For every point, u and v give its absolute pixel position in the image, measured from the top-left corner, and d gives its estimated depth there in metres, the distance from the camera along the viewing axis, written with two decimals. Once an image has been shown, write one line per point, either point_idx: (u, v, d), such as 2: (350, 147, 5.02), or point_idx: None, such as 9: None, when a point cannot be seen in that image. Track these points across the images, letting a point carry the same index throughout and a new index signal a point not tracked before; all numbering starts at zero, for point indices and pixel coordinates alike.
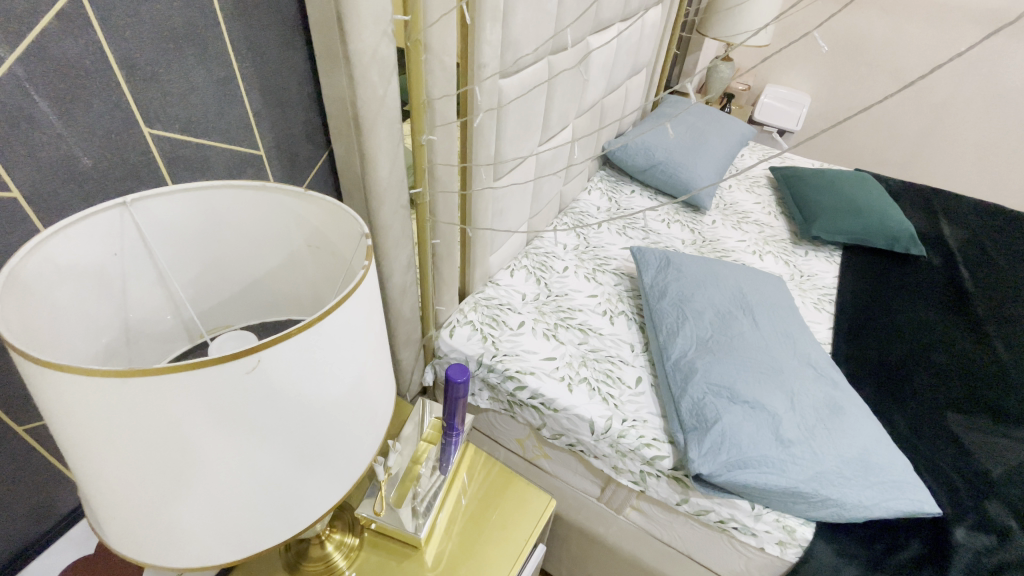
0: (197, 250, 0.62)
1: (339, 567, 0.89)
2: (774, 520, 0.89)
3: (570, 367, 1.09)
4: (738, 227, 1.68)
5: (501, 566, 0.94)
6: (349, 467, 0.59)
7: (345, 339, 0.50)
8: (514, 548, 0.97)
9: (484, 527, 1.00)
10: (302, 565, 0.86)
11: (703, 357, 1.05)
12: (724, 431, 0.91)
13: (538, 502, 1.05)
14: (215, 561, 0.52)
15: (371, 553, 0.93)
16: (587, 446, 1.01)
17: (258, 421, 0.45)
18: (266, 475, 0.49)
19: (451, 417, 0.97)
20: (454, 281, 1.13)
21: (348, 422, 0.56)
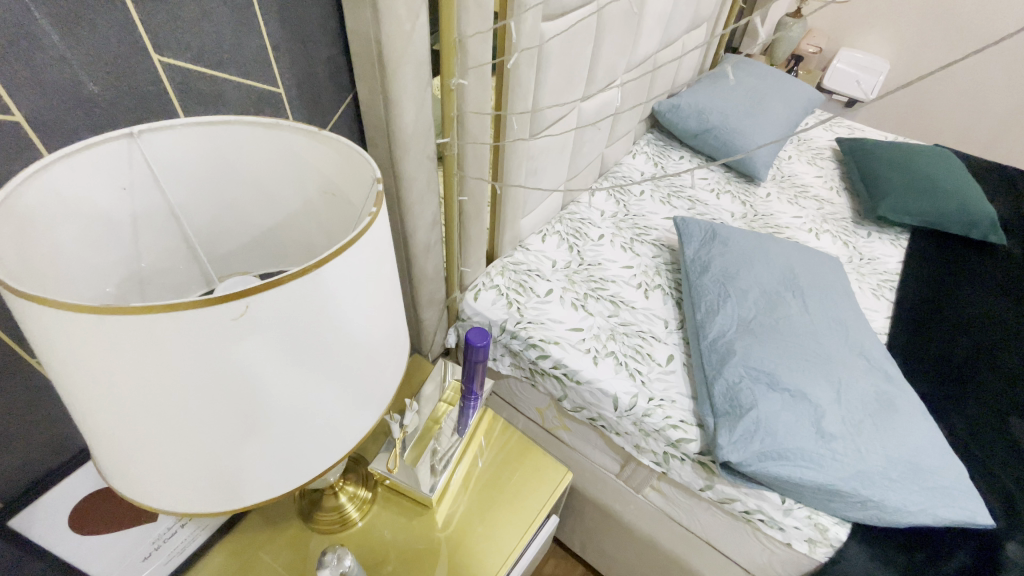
0: (210, 192, 0.60)
1: (351, 518, 0.90)
2: (806, 516, 0.84)
3: (597, 340, 1.03)
4: (794, 202, 1.55)
5: (513, 533, 0.93)
6: (354, 426, 0.57)
7: (348, 292, 0.46)
8: (527, 517, 0.95)
9: (498, 493, 0.99)
10: (316, 514, 0.88)
11: (743, 339, 0.97)
12: (760, 419, 0.85)
13: (555, 473, 1.02)
14: (216, 508, 0.52)
15: (384, 507, 0.93)
16: (609, 423, 0.97)
17: (255, 370, 0.43)
18: (268, 428, 0.48)
19: (471, 382, 0.95)
20: (481, 242, 1.08)
21: (351, 380, 0.53)
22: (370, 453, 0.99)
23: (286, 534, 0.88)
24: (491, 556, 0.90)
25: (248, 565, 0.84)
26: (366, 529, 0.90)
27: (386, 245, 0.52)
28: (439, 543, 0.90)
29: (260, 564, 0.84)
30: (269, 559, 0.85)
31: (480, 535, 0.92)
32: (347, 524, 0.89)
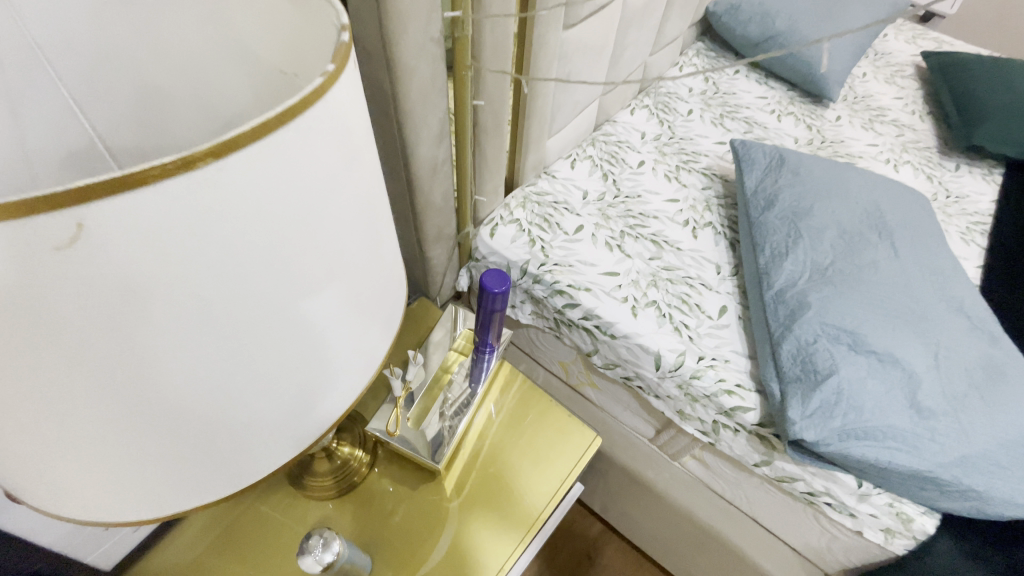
0: (117, 70, 0.42)
1: (347, 484, 0.78)
2: (886, 504, 0.70)
3: (636, 287, 0.86)
4: (869, 127, 1.30)
5: (533, 504, 0.81)
6: (331, 399, 0.43)
7: (292, 211, 0.30)
8: (549, 486, 0.83)
9: (516, 456, 0.86)
10: (306, 479, 0.76)
11: (818, 289, 0.80)
12: (841, 389, 0.69)
13: (580, 436, 0.89)
14: (137, 515, 0.38)
15: (384, 473, 0.81)
16: (649, 385, 0.82)
17: (142, 324, 0.27)
18: (190, 413, 0.32)
19: (487, 332, 0.80)
20: (500, 165, 0.89)
21: (316, 341, 0.37)
22: (369, 410, 0.86)
23: (275, 499, 0.77)
24: (508, 528, 0.78)
25: (233, 533, 0.74)
26: (366, 495, 0.79)
27: (359, 147, 0.35)
28: (449, 512, 0.79)
29: (248, 531, 0.74)
30: (258, 525, 0.75)
31: (496, 504, 0.81)
32: (343, 491, 0.78)
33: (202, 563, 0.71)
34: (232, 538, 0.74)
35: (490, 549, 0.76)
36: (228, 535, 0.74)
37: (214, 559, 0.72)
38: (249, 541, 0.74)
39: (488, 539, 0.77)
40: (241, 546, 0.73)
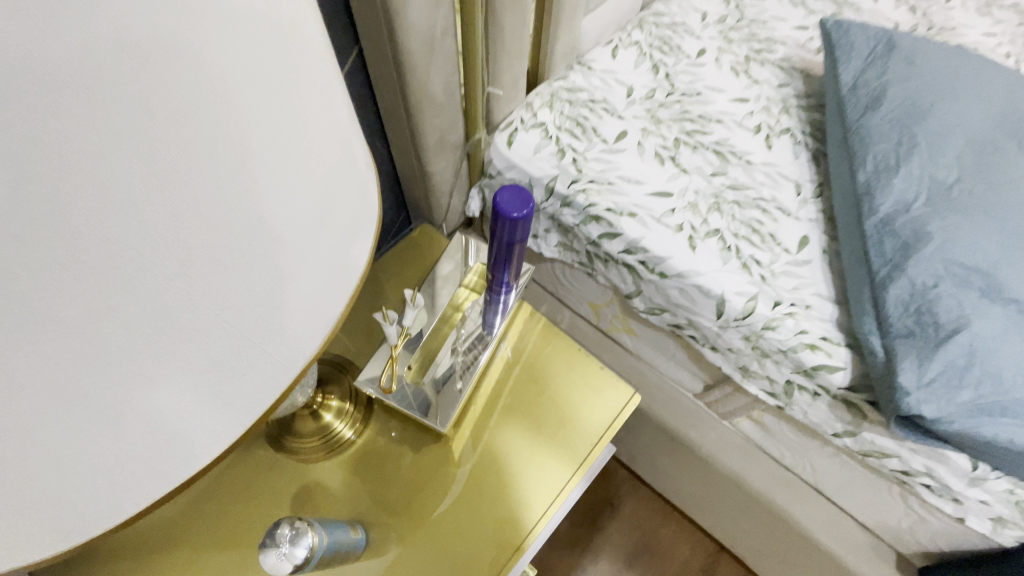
0: None
1: (338, 446, 0.65)
2: (1006, 493, 0.54)
3: (695, 213, 0.68)
4: (994, 9, 1.02)
5: (560, 467, 0.67)
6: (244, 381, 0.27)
7: None
8: (576, 453, 0.68)
9: (538, 411, 0.71)
10: (287, 441, 0.63)
11: (943, 215, 0.60)
12: (974, 350, 0.52)
13: (617, 393, 0.72)
14: None
15: (380, 434, 0.67)
16: (704, 337, 0.65)
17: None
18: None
19: (502, 268, 0.63)
20: (522, 43, 0.67)
21: (174, 287, 0.21)
22: (360, 356, 0.72)
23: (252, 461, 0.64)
24: (529, 498, 0.65)
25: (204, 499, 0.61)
26: (361, 456, 0.66)
27: None
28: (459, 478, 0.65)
29: (222, 497, 0.62)
30: (234, 490, 0.62)
31: (515, 465, 0.67)
32: (333, 454, 0.65)
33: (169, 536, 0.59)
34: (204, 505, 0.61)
35: (509, 518, 0.63)
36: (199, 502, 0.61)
37: (183, 530, 0.59)
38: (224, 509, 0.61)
39: (506, 509, 0.64)
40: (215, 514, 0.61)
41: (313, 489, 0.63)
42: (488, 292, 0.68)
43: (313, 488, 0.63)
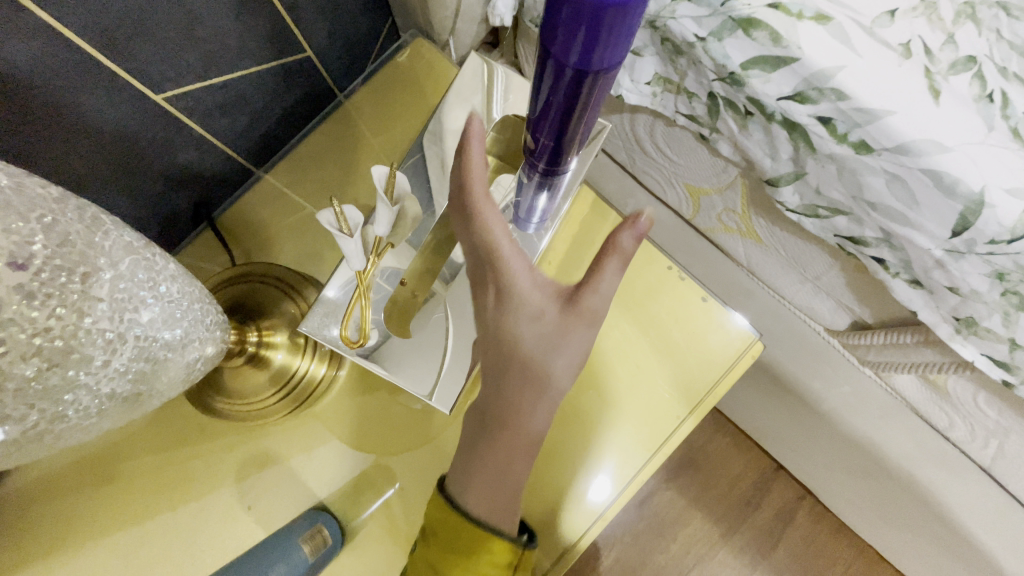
0: None
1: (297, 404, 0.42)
2: None
3: (932, 21, 0.35)
4: None
5: (653, 424, 0.48)
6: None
7: None
8: (644, 433, 0.48)
9: (603, 360, 0.49)
10: (215, 402, 0.40)
11: None
12: None
13: (715, 348, 0.48)
14: None
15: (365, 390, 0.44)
16: (903, 264, 0.37)
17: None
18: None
19: (557, 128, 0.33)
20: None
21: None
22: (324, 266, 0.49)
23: (175, 420, 0.42)
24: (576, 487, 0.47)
25: (106, 472, 0.41)
26: (333, 420, 0.44)
27: None
28: None
29: (133, 469, 0.41)
30: (150, 461, 0.42)
31: (589, 424, 0.48)
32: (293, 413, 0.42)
33: (57, 521, 0.40)
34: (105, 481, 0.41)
35: (586, 492, 0.47)
36: (98, 475, 0.41)
37: (75, 513, 0.40)
38: (133, 488, 0.41)
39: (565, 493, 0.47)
40: (121, 494, 0.41)
41: (264, 465, 0.42)
42: (529, 169, 0.40)
43: (261, 466, 0.42)
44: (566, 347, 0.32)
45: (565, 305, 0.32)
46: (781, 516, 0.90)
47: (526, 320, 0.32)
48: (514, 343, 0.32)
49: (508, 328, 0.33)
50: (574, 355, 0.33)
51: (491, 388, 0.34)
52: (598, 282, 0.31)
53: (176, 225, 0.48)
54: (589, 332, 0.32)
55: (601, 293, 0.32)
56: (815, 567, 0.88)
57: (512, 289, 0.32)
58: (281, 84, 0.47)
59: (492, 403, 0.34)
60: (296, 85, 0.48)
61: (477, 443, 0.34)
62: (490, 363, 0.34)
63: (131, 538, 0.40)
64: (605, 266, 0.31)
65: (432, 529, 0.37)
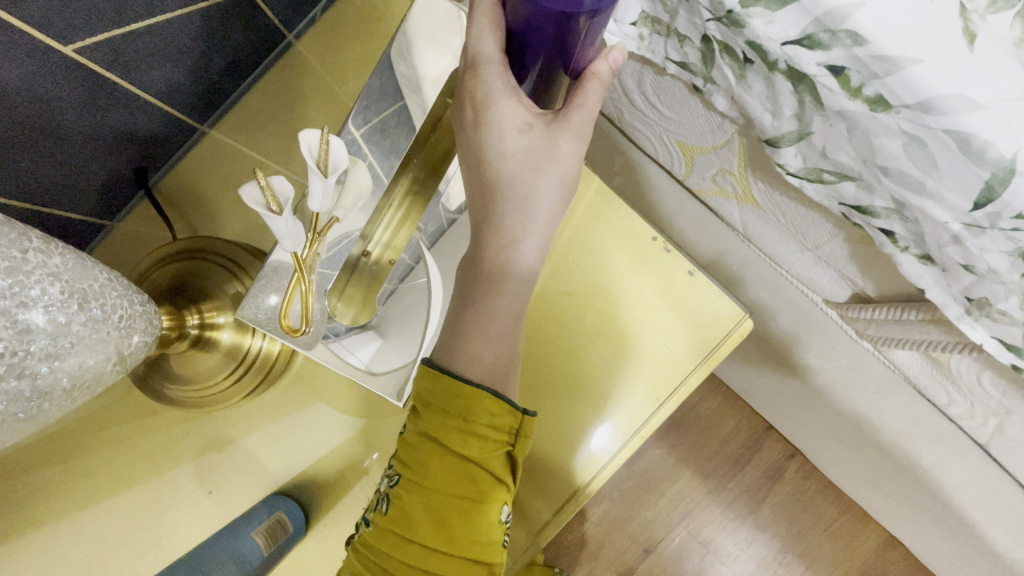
0: None
1: (249, 387, 0.40)
2: None
3: None
4: None
5: (659, 372, 0.45)
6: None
7: None
8: (637, 412, 0.45)
9: (597, 337, 0.46)
10: (168, 385, 0.39)
11: None
12: None
13: (707, 327, 0.45)
14: None
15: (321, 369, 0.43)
16: (915, 237, 0.33)
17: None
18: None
19: (545, 22, 0.28)
20: None
21: None
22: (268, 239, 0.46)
23: (127, 408, 0.42)
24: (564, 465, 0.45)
25: (64, 460, 0.41)
26: (287, 404, 0.42)
27: None
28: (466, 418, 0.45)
29: (92, 456, 0.41)
30: (108, 446, 0.41)
31: (593, 373, 0.46)
32: (248, 397, 0.41)
33: (17, 504, 0.40)
34: (62, 469, 0.41)
35: (589, 438, 0.45)
36: (56, 463, 0.41)
37: (35, 497, 0.40)
38: (91, 476, 0.41)
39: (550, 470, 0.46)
40: (80, 480, 0.41)
41: (221, 451, 0.41)
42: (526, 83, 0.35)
43: (221, 450, 0.41)
44: (553, 161, 0.32)
45: (550, 121, 0.32)
46: (769, 474, 0.92)
47: (511, 135, 0.32)
48: (495, 162, 0.32)
49: (489, 148, 0.32)
50: (563, 172, 0.32)
51: (479, 237, 0.33)
52: (582, 97, 0.31)
53: (116, 191, 0.44)
54: (578, 144, 0.32)
55: (585, 109, 0.31)
56: (798, 522, 0.91)
57: (492, 101, 0.31)
58: (220, 27, 0.41)
59: (481, 255, 0.33)
60: (238, 28, 0.43)
61: (469, 285, 0.33)
62: (477, 200, 0.34)
63: (96, 526, 0.40)
64: (586, 86, 0.31)
65: (426, 400, 0.33)
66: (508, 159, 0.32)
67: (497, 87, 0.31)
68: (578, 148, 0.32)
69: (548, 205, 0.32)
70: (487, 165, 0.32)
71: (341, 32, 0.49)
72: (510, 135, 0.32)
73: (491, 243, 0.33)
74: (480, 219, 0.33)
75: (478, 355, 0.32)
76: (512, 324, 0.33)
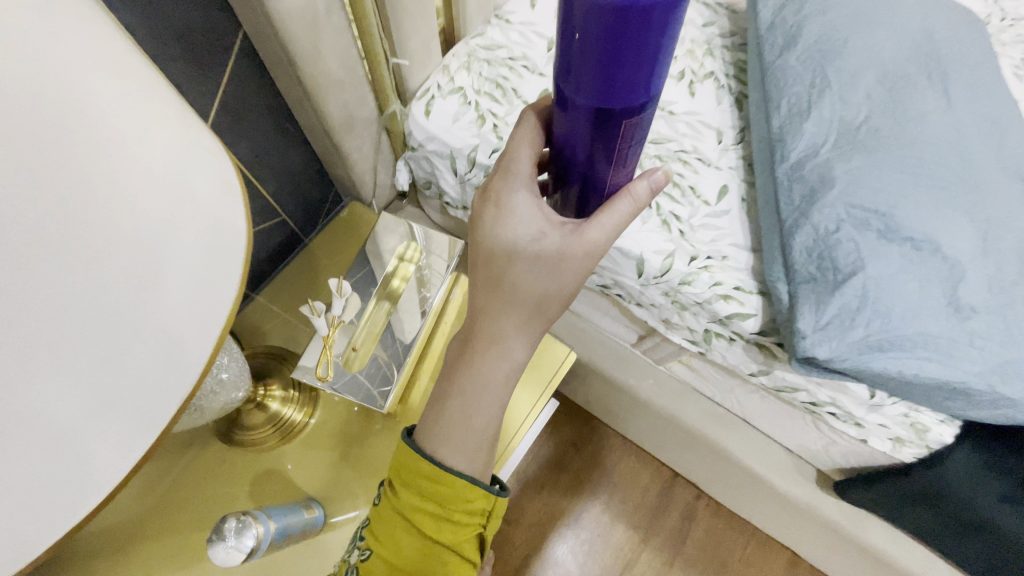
0: None
1: (291, 425, 0.69)
2: (900, 415, 0.59)
3: None
4: None
5: (529, 383, 0.74)
6: (73, 439, 0.24)
7: None
8: (520, 410, 0.72)
9: None
10: (240, 429, 0.66)
11: (845, 159, 0.62)
12: (865, 290, 0.55)
13: (552, 354, 0.75)
14: None
15: (331, 410, 0.71)
16: (629, 294, 0.68)
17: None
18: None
19: (581, 130, 0.39)
20: (424, 8, 0.64)
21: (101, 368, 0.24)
22: (301, 344, 0.76)
23: (206, 457, 0.67)
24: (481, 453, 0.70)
25: (162, 497, 0.64)
26: (311, 441, 0.69)
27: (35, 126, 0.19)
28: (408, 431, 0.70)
29: (183, 492, 0.65)
30: (195, 485, 0.65)
31: None
32: (287, 434, 0.69)
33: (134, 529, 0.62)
34: (162, 497, 0.64)
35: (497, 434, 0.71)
36: (157, 499, 0.64)
37: (148, 522, 0.63)
38: (175, 499, 0.65)
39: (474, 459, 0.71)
40: (174, 509, 0.64)
41: (268, 479, 0.67)
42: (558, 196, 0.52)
43: (268, 477, 0.67)
44: (564, 267, 0.48)
45: (567, 233, 0.48)
46: (684, 515, 1.16)
47: (534, 243, 0.48)
48: (522, 262, 0.48)
49: (518, 251, 0.48)
50: (567, 275, 0.48)
51: (499, 319, 0.50)
52: (603, 218, 0.47)
53: None
54: (585, 257, 0.48)
55: (601, 228, 0.47)
56: (715, 552, 1.12)
57: (527, 218, 0.48)
58: (267, 233, 0.77)
59: (490, 328, 0.50)
60: (277, 233, 0.79)
61: (486, 353, 0.50)
62: (491, 291, 0.50)
63: (178, 533, 0.63)
64: (613, 205, 0.46)
65: (414, 488, 0.53)
66: (530, 261, 0.48)
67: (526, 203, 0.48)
68: (585, 258, 0.48)
69: (555, 294, 0.49)
70: (516, 261, 0.48)
71: (329, 232, 0.84)
72: (519, 244, 0.49)
73: (510, 318, 0.50)
74: (501, 306, 0.50)
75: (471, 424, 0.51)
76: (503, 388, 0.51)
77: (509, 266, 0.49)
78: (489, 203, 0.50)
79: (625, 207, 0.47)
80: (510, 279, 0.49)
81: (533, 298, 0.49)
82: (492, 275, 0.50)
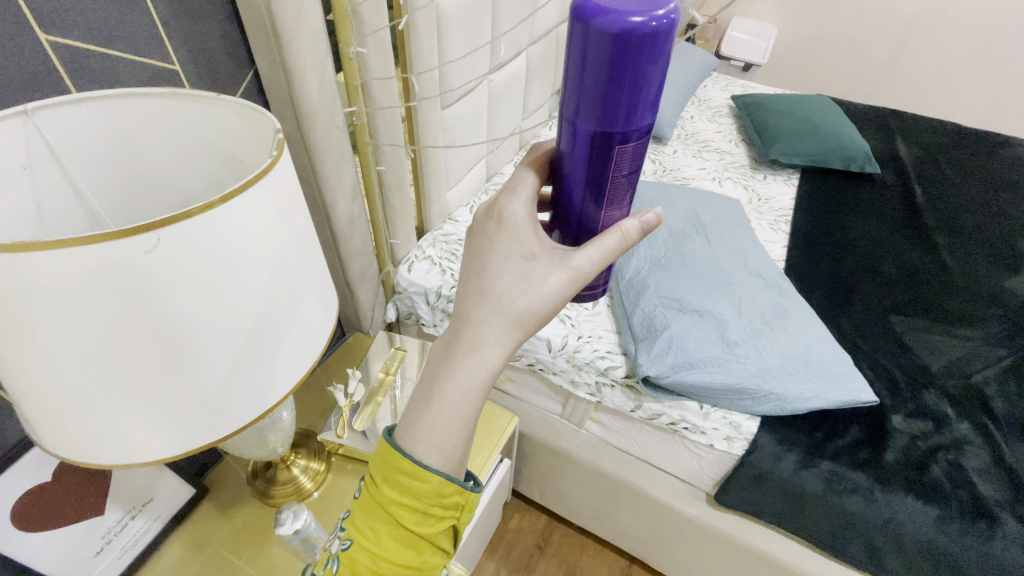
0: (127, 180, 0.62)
1: (306, 488, 0.93)
2: (721, 417, 0.93)
3: None
4: (699, 155, 1.68)
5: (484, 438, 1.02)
6: (286, 360, 0.59)
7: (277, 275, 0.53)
8: (479, 458, 0.98)
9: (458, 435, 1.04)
10: (272, 489, 0.91)
11: (655, 273, 1.06)
12: (672, 337, 0.94)
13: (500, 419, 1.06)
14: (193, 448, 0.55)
15: (338, 476, 0.97)
16: (546, 365, 1.03)
17: (204, 304, 0.46)
18: (176, 391, 0.49)
19: (589, 150, 0.62)
20: (408, 214, 1.13)
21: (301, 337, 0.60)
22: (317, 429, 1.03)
23: (242, 515, 0.91)
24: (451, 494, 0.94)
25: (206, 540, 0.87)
26: (322, 498, 0.94)
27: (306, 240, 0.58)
28: None
29: (217, 539, 0.87)
30: (234, 533, 0.88)
31: None
32: (303, 494, 0.92)
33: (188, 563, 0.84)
34: (208, 542, 0.87)
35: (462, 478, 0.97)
36: (204, 542, 0.87)
37: (197, 560, 0.85)
38: (219, 546, 0.87)
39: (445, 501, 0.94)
40: (217, 550, 0.86)
41: None
42: (561, 228, 0.73)
43: None
44: (546, 279, 0.68)
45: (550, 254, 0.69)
46: None
47: (523, 259, 0.69)
48: (510, 269, 0.69)
49: (508, 261, 0.69)
50: (545, 288, 0.68)
51: (488, 319, 0.67)
52: (586, 251, 0.68)
53: None
54: (561, 272, 0.68)
55: (581, 256, 0.68)
56: None
57: (523, 239, 0.71)
58: None
59: (475, 329, 0.67)
60: None
61: (466, 349, 0.67)
62: (476, 297, 0.69)
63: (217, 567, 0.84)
64: (607, 235, 0.67)
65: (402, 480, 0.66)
66: (517, 271, 0.68)
67: (524, 230, 0.71)
68: (563, 274, 0.67)
69: (534, 300, 0.68)
70: (506, 264, 0.69)
71: (337, 357, 1.17)
72: (517, 257, 0.69)
73: (494, 319, 0.67)
74: (490, 310, 0.67)
75: (448, 403, 0.66)
76: (477, 379, 0.66)
77: (502, 273, 0.68)
78: (493, 221, 0.72)
79: (614, 239, 0.67)
80: (501, 287, 0.68)
81: (516, 308, 0.67)
82: (485, 282, 0.69)
